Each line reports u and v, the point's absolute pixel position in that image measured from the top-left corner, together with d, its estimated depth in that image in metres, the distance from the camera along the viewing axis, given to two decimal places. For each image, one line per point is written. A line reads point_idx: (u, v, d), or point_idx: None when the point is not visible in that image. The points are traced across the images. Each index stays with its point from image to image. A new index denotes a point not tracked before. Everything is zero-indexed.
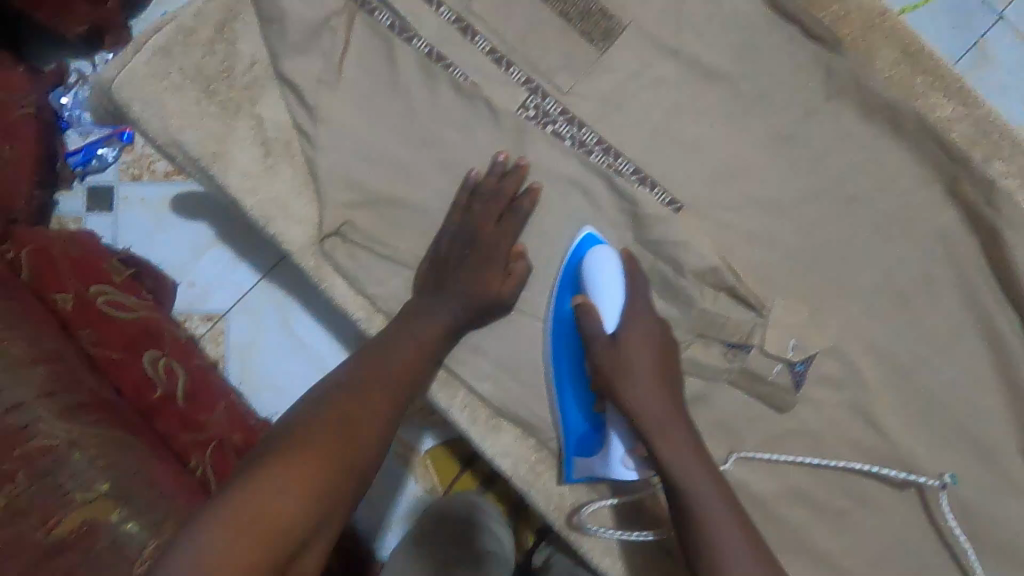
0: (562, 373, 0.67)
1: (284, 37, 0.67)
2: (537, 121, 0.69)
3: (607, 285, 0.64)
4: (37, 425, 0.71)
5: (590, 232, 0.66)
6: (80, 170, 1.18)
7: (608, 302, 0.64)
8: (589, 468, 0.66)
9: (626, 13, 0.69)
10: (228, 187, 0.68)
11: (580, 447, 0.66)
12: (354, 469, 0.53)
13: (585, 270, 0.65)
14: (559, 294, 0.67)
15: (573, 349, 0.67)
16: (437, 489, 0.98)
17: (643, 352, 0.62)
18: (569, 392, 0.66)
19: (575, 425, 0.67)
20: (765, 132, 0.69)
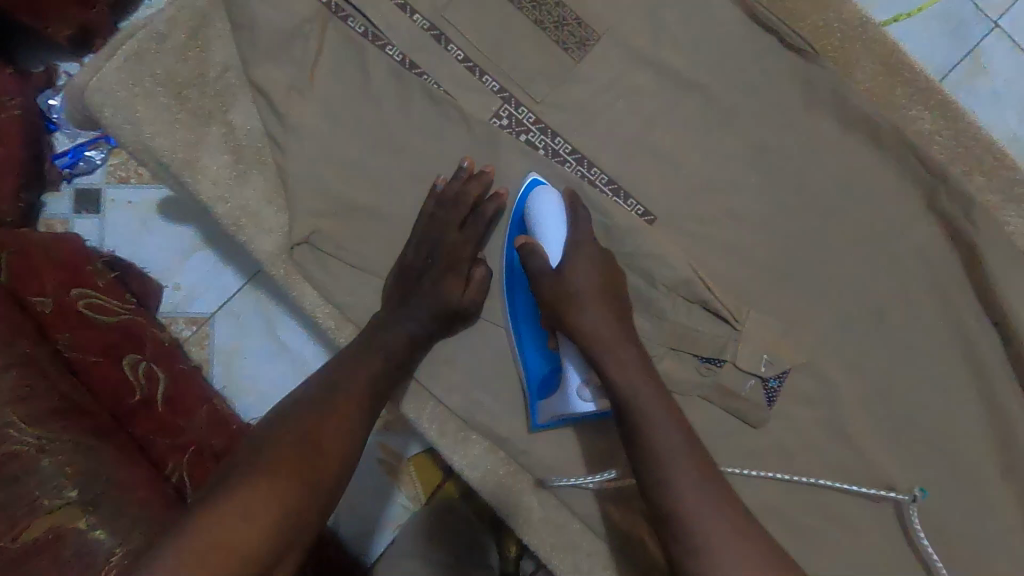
0: (517, 319, 0.67)
1: (256, 45, 0.67)
2: (510, 130, 0.68)
3: (547, 220, 0.64)
4: (8, 431, 0.70)
5: (535, 176, 0.66)
6: (67, 172, 1.19)
7: (549, 236, 0.64)
8: (552, 409, 0.64)
9: (601, 22, 0.69)
10: (199, 194, 0.68)
11: (542, 390, 0.65)
12: (327, 482, 0.53)
13: (527, 209, 0.65)
14: (508, 241, 0.67)
15: (526, 294, 0.67)
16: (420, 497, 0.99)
17: (588, 283, 0.61)
18: (526, 335, 0.66)
19: (535, 370, 0.66)
20: (742, 144, 0.68)
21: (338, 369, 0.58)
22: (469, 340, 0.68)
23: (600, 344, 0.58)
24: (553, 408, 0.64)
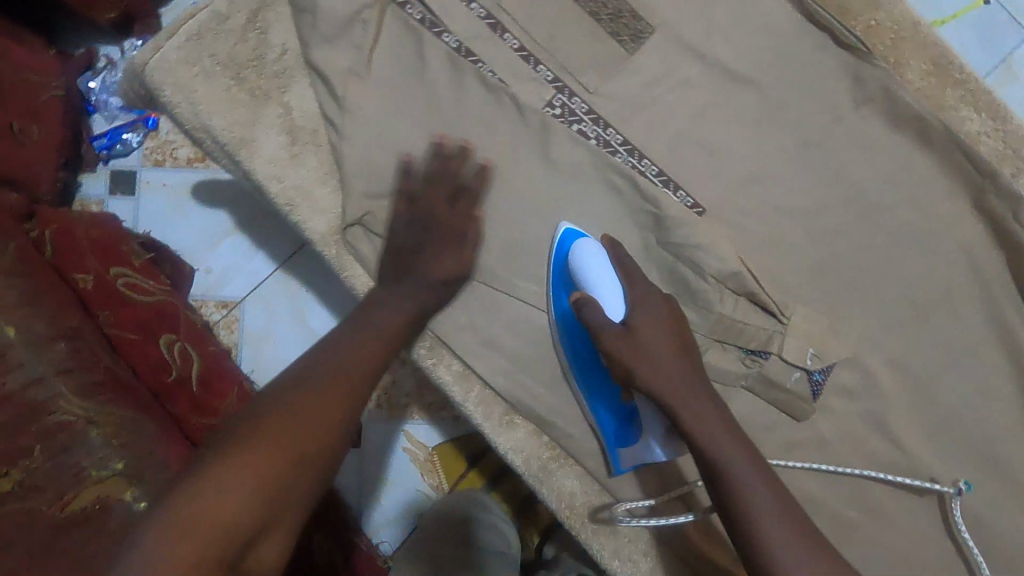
0: (583, 374, 0.67)
1: (316, 27, 0.67)
2: (562, 119, 0.69)
3: (601, 275, 0.64)
4: (56, 401, 0.71)
5: (567, 227, 0.67)
6: (105, 154, 1.21)
7: (607, 291, 0.63)
8: (635, 457, 0.65)
9: (656, 15, 0.69)
10: (255, 173, 0.69)
11: (619, 438, 0.66)
12: (323, 449, 0.47)
13: (572, 264, 0.65)
14: (555, 293, 0.67)
15: (586, 349, 0.67)
16: (443, 487, 1.04)
17: (656, 330, 0.60)
18: (593, 392, 0.67)
19: (608, 418, 0.66)
20: (792, 139, 0.69)
21: (365, 330, 0.55)
22: (517, 326, 0.68)
23: (665, 370, 0.58)
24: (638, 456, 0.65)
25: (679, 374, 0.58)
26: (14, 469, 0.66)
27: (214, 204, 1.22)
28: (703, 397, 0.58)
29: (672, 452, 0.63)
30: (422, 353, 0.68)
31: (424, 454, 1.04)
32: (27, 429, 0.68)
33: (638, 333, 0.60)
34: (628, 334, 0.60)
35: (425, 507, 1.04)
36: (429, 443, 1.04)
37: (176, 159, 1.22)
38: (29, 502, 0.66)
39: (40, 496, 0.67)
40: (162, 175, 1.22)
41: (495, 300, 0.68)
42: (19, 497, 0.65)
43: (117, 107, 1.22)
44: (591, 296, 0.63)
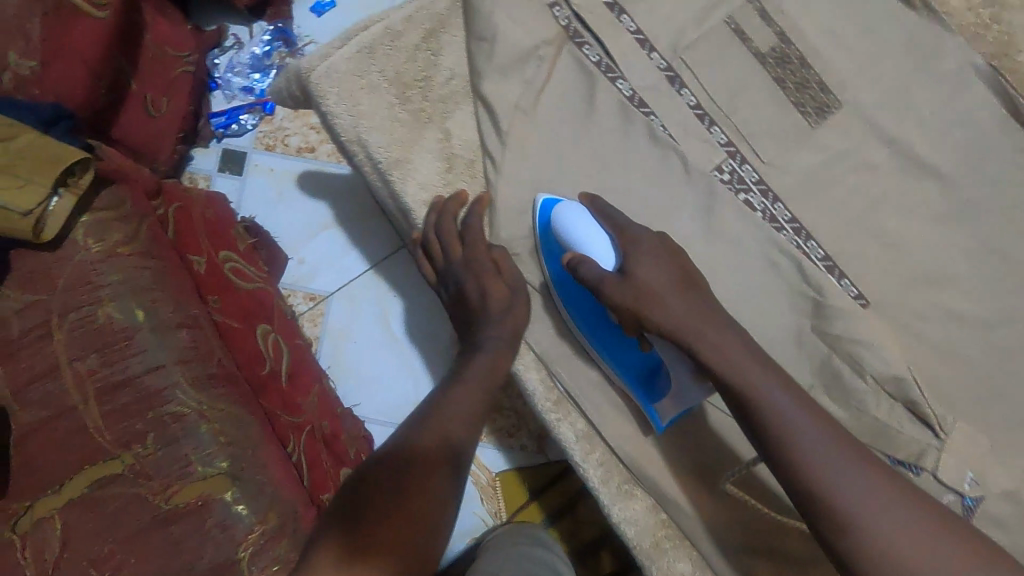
0: (596, 339, 0.65)
1: (492, 58, 0.66)
2: (729, 186, 0.66)
3: (585, 228, 0.61)
4: (173, 390, 0.70)
5: (543, 198, 0.65)
6: (221, 132, 1.18)
7: (594, 240, 0.61)
8: (672, 408, 0.62)
9: (846, 91, 0.65)
10: (404, 195, 0.67)
11: (651, 393, 0.63)
12: (411, 529, 0.50)
13: (554, 229, 0.63)
14: (548, 261, 0.66)
15: (591, 307, 0.65)
16: (502, 514, 1.00)
17: (651, 267, 0.58)
18: (608, 351, 0.65)
19: (634, 379, 0.64)
20: (972, 241, 0.64)
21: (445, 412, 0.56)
22: None
23: (686, 318, 0.55)
24: (672, 407, 0.62)
25: (704, 321, 0.55)
26: (126, 453, 0.67)
27: (316, 195, 1.19)
28: (744, 351, 0.53)
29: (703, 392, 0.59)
30: (548, 406, 0.65)
31: (486, 477, 1.02)
32: (144, 414, 0.69)
33: (638, 277, 0.57)
34: (624, 280, 0.57)
35: (477, 533, 0.99)
36: (493, 467, 1.02)
37: (287, 145, 1.20)
38: (137, 488, 0.67)
39: (146, 483, 0.67)
40: (270, 160, 1.19)
41: None
42: (127, 486, 0.66)
43: (239, 88, 1.20)
44: (580, 252, 0.61)
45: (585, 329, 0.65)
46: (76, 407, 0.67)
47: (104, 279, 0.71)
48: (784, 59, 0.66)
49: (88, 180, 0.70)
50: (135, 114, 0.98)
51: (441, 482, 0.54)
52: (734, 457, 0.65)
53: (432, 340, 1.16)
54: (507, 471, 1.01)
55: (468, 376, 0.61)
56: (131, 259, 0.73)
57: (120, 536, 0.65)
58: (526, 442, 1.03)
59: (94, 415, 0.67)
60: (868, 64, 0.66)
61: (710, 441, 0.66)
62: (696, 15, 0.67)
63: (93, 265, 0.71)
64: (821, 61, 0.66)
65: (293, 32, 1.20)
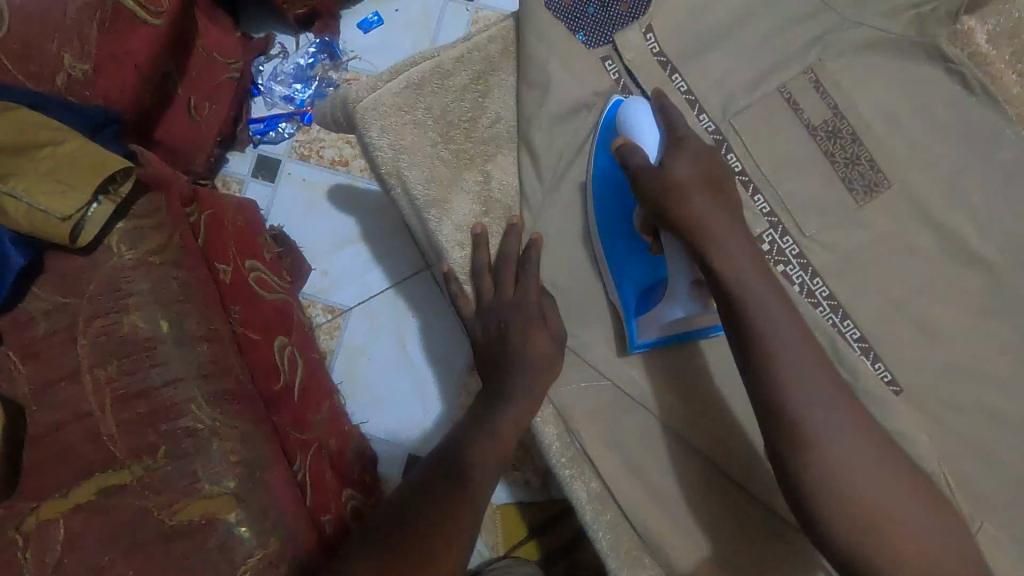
0: (609, 243, 0.66)
1: (542, 106, 0.65)
2: (769, 256, 0.64)
3: (645, 123, 0.60)
4: (189, 404, 0.68)
5: (616, 96, 0.65)
6: (257, 138, 1.19)
7: (647, 133, 0.59)
8: (654, 323, 0.63)
9: (897, 171, 0.64)
10: (438, 234, 0.66)
11: (640, 309, 0.64)
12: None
13: (618, 117, 0.63)
14: (597, 151, 0.66)
15: (620, 208, 0.66)
16: (499, 548, 0.98)
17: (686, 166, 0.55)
18: (616, 255, 0.66)
19: (631, 292, 0.65)
20: (1016, 338, 0.62)
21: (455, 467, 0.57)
22: (669, 464, 0.65)
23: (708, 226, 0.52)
24: (656, 324, 0.63)
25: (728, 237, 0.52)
26: (136, 464, 0.65)
27: (345, 209, 1.19)
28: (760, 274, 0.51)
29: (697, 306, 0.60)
30: (563, 462, 0.63)
31: (488, 508, 1.00)
32: (157, 426, 0.67)
33: (672, 171, 0.55)
34: (658, 172, 0.55)
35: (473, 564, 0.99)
36: (494, 499, 1.00)
37: (321, 157, 1.20)
38: (143, 501, 0.65)
39: (154, 497, 0.65)
40: (304, 170, 1.20)
41: (648, 426, 0.66)
42: (132, 498, 0.65)
43: (280, 96, 1.20)
44: (631, 138, 0.60)
45: (602, 230, 0.66)
46: (93, 413, 0.66)
47: (134, 287, 0.70)
48: (835, 132, 0.65)
49: (128, 187, 0.70)
50: (180, 117, 0.99)
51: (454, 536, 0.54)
52: (750, 535, 0.63)
53: (446, 365, 1.15)
54: (511, 505, 0.99)
55: (487, 425, 0.60)
56: (162, 269, 0.72)
57: (122, 548, 0.63)
58: (530, 476, 1.01)
59: (109, 422, 0.66)
60: (921, 146, 0.64)
61: (727, 516, 0.64)
62: (748, 82, 0.66)
63: (124, 272, 0.70)
64: (873, 137, 0.64)
65: (339, 46, 1.21)
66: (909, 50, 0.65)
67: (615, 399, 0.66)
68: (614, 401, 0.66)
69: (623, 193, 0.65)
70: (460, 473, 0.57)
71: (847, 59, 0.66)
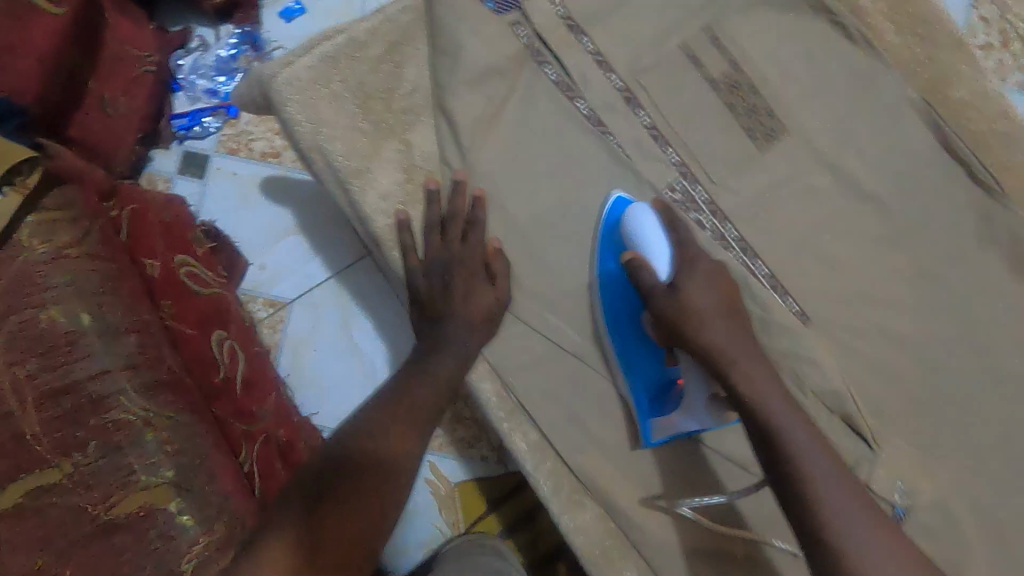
0: (619, 344, 0.67)
1: (455, 72, 0.67)
2: (681, 205, 0.68)
3: (653, 232, 0.62)
4: (119, 397, 0.60)
5: (619, 194, 0.67)
6: (182, 134, 1.16)
7: (657, 247, 0.62)
8: (671, 427, 0.64)
9: (792, 119, 0.69)
10: (363, 204, 0.67)
11: (653, 412, 0.65)
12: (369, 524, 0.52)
13: (624, 224, 0.65)
14: (601, 257, 0.67)
15: (630, 306, 0.67)
16: (460, 525, 0.98)
17: (703, 290, 0.61)
18: (631, 359, 0.67)
19: (644, 394, 0.66)
20: (906, 264, 0.67)
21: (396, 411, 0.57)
22: (603, 410, 0.68)
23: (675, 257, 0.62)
24: (669, 428, 0.64)
25: (749, 361, 0.58)
26: (65, 462, 0.56)
27: (280, 202, 1.17)
28: (782, 400, 0.56)
29: (714, 421, 0.62)
30: (500, 416, 0.66)
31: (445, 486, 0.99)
32: (86, 422, 0.58)
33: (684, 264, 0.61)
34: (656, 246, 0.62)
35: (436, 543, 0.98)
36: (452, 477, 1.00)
37: (251, 150, 1.18)
38: (75, 498, 0.56)
39: (84, 493, 0.56)
40: (233, 164, 1.17)
41: (582, 374, 0.68)
42: (61, 494, 0.55)
43: (203, 90, 1.18)
44: (639, 253, 0.63)
45: (613, 330, 0.67)
46: (11, 413, 0.55)
47: (50, 282, 0.61)
48: (734, 85, 0.69)
49: (36, 180, 0.63)
50: (94, 113, 0.95)
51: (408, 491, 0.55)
52: (681, 465, 0.67)
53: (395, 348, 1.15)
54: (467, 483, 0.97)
55: (423, 378, 0.61)
56: (79, 262, 0.63)
57: (57, 548, 0.54)
58: (485, 452, 1.01)
59: (31, 421, 0.55)
60: (812, 95, 0.69)
61: (662, 451, 0.68)
62: (652, 41, 0.69)
63: (38, 267, 0.61)
64: (768, 88, 0.69)
65: (261, 37, 1.19)
66: (794, 7, 0.70)
67: (548, 351, 0.68)
68: (549, 355, 0.68)
69: (630, 293, 0.67)
70: (406, 426, 0.57)
71: (740, 16, 0.70)
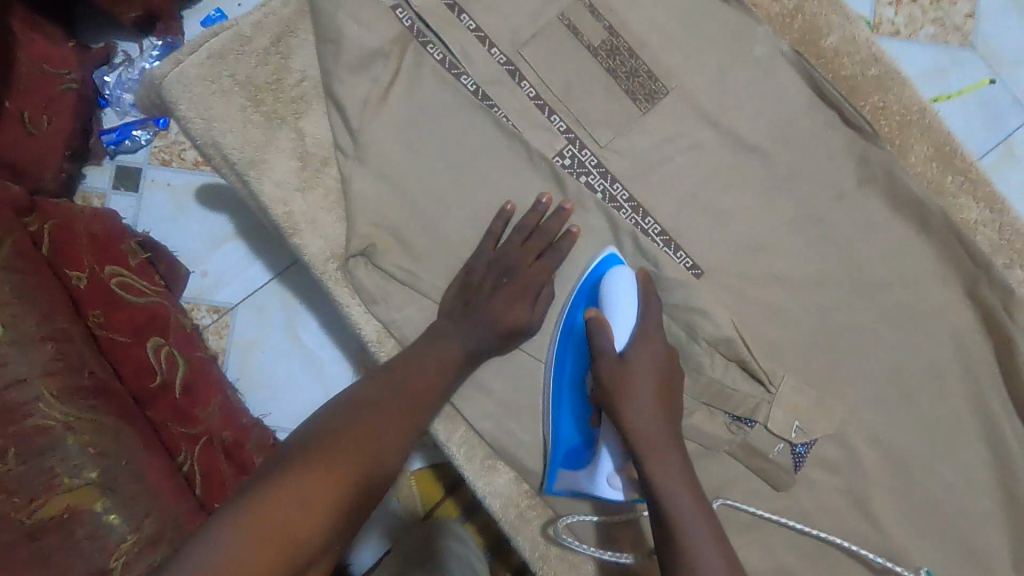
0: (560, 386, 0.66)
1: (338, 58, 0.68)
2: (571, 170, 0.70)
3: (624, 302, 0.63)
4: (37, 404, 0.58)
5: (610, 253, 0.67)
6: (112, 149, 1.06)
7: (623, 319, 0.63)
8: (574, 481, 0.65)
9: (672, 78, 0.71)
10: (261, 195, 0.69)
11: (567, 463, 0.66)
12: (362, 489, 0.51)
13: (603, 282, 0.65)
14: (572, 307, 0.67)
15: (581, 360, 0.66)
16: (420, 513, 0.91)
17: (648, 376, 0.59)
18: (565, 407, 0.66)
19: (565, 444, 0.66)
20: (791, 210, 0.70)
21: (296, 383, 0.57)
22: (511, 377, 0.68)
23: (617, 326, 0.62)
24: (575, 482, 0.65)
25: (663, 441, 0.57)
26: None
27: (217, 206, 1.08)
28: (687, 489, 0.55)
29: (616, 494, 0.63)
30: None
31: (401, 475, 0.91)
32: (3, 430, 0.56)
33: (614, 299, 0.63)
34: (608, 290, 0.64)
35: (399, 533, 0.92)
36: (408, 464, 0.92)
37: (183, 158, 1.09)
38: None
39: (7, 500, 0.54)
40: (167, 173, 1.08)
41: None
42: None
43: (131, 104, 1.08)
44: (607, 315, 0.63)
45: (559, 373, 0.67)
46: None
47: None
48: (614, 50, 0.71)
49: None
50: (13, 131, 0.86)
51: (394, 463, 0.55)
52: None
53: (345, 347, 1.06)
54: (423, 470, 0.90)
55: None
56: None
57: None
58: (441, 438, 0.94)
59: None
60: (690, 54, 0.71)
61: None
62: (530, 14, 0.71)
63: None
64: (647, 51, 0.71)
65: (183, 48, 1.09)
66: None
67: None
68: None
69: (585, 349, 0.66)
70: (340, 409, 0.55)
71: None
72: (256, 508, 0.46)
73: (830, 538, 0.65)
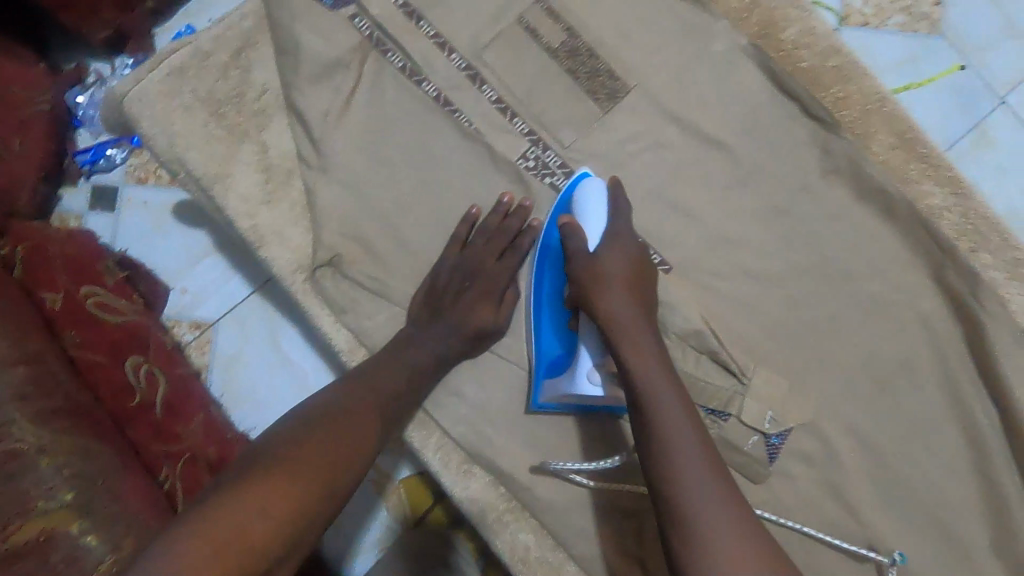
0: (539, 304, 0.67)
1: (298, 70, 0.68)
2: (535, 172, 0.70)
3: (594, 208, 0.64)
4: (7, 428, 0.57)
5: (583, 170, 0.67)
6: (87, 168, 0.99)
7: (593, 225, 0.64)
8: (556, 390, 0.64)
9: (632, 77, 0.71)
10: (227, 209, 0.70)
11: (549, 372, 0.66)
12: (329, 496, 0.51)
13: (575, 197, 0.66)
14: (548, 224, 0.67)
15: (558, 274, 0.66)
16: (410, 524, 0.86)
17: (656, 354, 0.55)
18: (546, 318, 0.66)
19: (547, 355, 0.66)
20: (756, 202, 0.70)
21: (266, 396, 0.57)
22: (483, 381, 0.68)
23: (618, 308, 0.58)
24: (556, 390, 0.64)
25: (678, 429, 0.51)
26: None
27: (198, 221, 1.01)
28: (716, 486, 0.48)
29: (596, 391, 0.62)
30: None
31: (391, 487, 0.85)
32: None
33: (603, 270, 0.60)
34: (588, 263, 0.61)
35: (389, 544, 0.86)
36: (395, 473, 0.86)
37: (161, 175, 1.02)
38: None
39: None
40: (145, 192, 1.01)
41: None
42: None
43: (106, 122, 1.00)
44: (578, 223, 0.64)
45: (538, 291, 0.67)
46: None
47: None
48: (573, 51, 0.71)
49: None
50: None
51: (358, 470, 0.55)
52: None
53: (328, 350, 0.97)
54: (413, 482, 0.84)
55: None
56: None
57: None
58: None
59: None
60: (650, 52, 0.72)
61: None
62: (489, 18, 0.71)
63: None
64: (607, 51, 0.71)
65: None
66: None
67: None
68: None
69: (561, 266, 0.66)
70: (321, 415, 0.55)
71: None
72: (218, 513, 0.45)
73: (807, 530, 0.65)
